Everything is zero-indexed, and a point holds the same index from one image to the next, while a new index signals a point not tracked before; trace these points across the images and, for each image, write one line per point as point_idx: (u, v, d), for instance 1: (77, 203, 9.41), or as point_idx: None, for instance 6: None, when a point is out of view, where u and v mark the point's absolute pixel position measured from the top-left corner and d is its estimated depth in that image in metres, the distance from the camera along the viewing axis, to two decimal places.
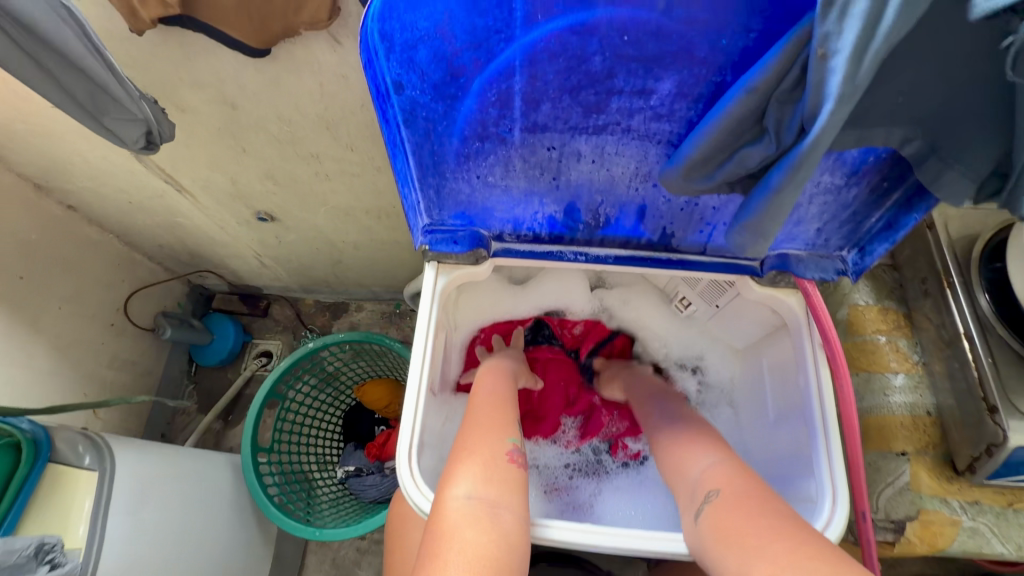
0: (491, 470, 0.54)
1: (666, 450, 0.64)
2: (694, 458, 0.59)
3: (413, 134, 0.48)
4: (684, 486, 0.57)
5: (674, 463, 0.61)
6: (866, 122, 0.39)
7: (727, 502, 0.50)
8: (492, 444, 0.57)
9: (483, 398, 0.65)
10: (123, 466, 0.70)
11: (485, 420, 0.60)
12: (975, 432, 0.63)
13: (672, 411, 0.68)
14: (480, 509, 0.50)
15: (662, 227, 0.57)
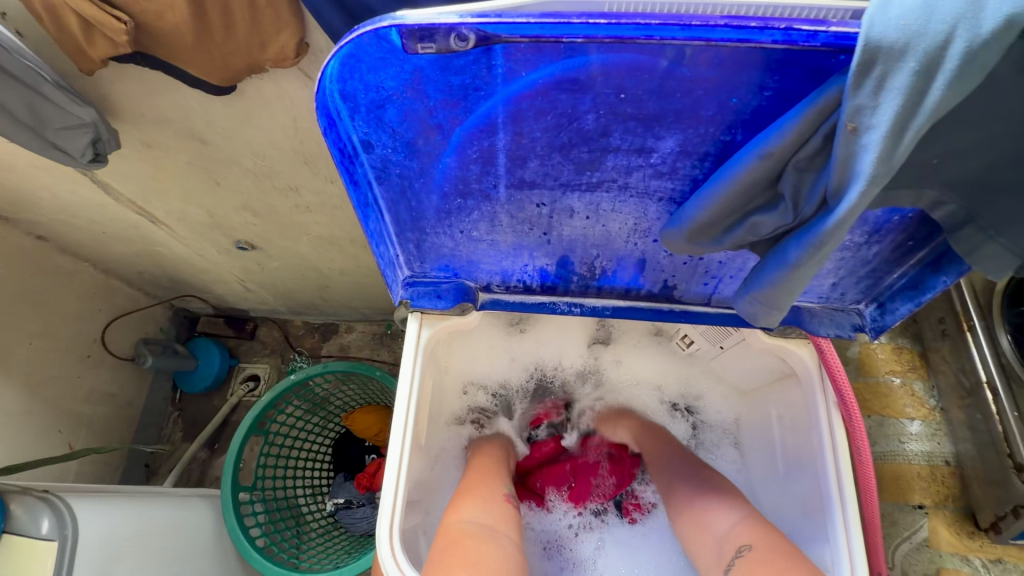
0: (491, 502, 0.56)
1: (683, 501, 0.62)
2: (715, 511, 0.57)
3: (387, 191, 0.44)
4: (709, 539, 0.56)
5: (695, 517, 0.59)
6: (895, 188, 0.35)
7: (752, 556, 0.49)
8: (491, 484, 0.60)
9: (483, 459, 0.67)
10: (90, 529, 0.65)
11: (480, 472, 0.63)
12: (1000, 491, 0.59)
13: (684, 459, 0.67)
14: (477, 536, 0.50)
15: (664, 279, 0.52)
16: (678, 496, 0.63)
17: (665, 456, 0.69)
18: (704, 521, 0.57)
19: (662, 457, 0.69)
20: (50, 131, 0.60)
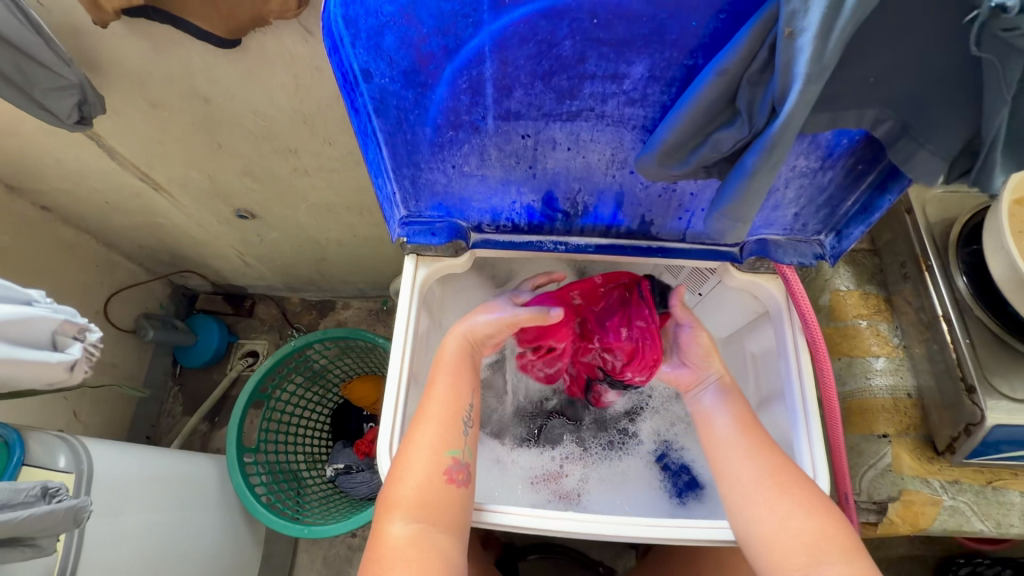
0: (425, 497, 0.52)
1: (767, 507, 0.53)
2: (817, 537, 0.50)
3: (385, 124, 0.47)
4: (792, 554, 0.50)
5: (779, 531, 0.51)
6: (838, 105, 0.39)
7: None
8: (432, 462, 0.54)
9: (440, 390, 0.58)
10: (102, 466, 0.70)
11: (433, 431, 0.55)
12: (954, 413, 0.64)
13: (766, 454, 0.56)
14: (421, 554, 0.50)
15: (641, 215, 0.57)
16: (769, 501, 0.53)
17: (746, 450, 0.57)
18: (807, 548, 0.49)
19: (744, 449, 0.58)
20: (39, 91, 0.64)
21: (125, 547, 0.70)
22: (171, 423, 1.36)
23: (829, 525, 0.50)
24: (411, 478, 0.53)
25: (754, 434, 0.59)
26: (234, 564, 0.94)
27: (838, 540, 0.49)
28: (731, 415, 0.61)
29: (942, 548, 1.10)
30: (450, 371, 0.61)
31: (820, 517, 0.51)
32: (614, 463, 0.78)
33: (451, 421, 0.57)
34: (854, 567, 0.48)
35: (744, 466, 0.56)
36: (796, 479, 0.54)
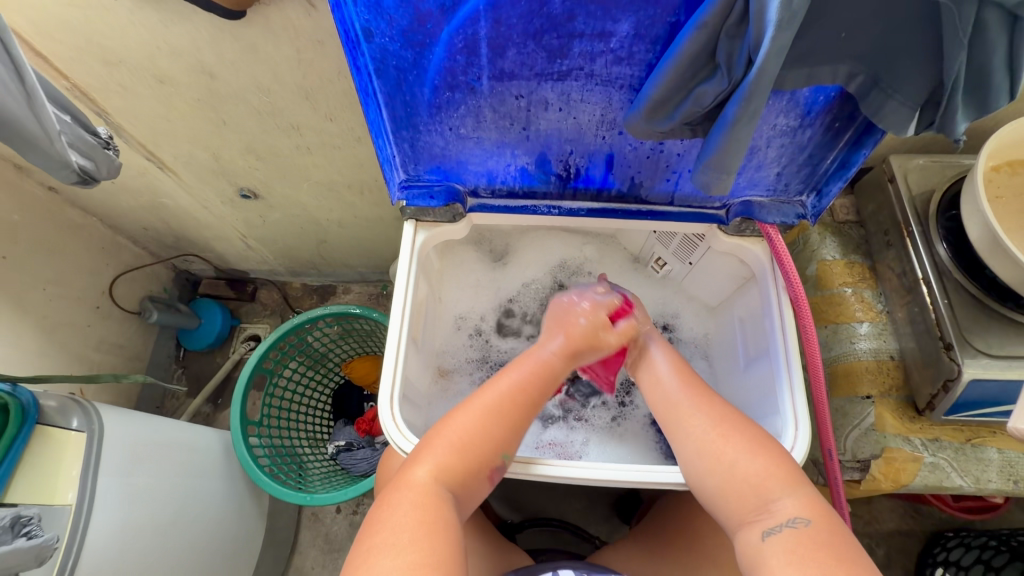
0: (456, 463, 0.54)
1: (716, 458, 0.55)
2: (763, 476, 0.52)
3: (385, 85, 0.50)
4: (749, 486, 0.52)
5: (728, 476, 0.53)
6: (812, 60, 0.41)
7: (806, 538, 0.47)
8: (473, 439, 0.56)
9: (506, 383, 0.60)
10: (112, 428, 0.72)
11: (488, 418, 0.57)
12: (934, 370, 0.66)
13: (712, 409, 0.58)
14: (433, 511, 0.51)
15: (630, 176, 0.61)
16: (714, 452, 0.55)
17: (690, 407, 0.59)
18: (755, 488, 0.52)
19: (686, 408, 0.59)
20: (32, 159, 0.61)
21: (137, 508, 0.72)
22: (174, 405, 1.38)
23: (771, 463, 0.53)
24: (452, 447, 0.55)
25: (693, 389, 0.61)
26: (240, 535, 0.96)
27: (781, 475, 0.52)
28: (671, 368, 0.64)
29: (930, 522, 1.12)
30: (530, 372, 0.61)
31: (764, 457, 0.53)
32: (612, 423, 0.81)
33: (514, 417, 0.58)
34: (800, 497, 0.50)
35: (693, 422, 0.58)
36: (738, 426, 0.56)
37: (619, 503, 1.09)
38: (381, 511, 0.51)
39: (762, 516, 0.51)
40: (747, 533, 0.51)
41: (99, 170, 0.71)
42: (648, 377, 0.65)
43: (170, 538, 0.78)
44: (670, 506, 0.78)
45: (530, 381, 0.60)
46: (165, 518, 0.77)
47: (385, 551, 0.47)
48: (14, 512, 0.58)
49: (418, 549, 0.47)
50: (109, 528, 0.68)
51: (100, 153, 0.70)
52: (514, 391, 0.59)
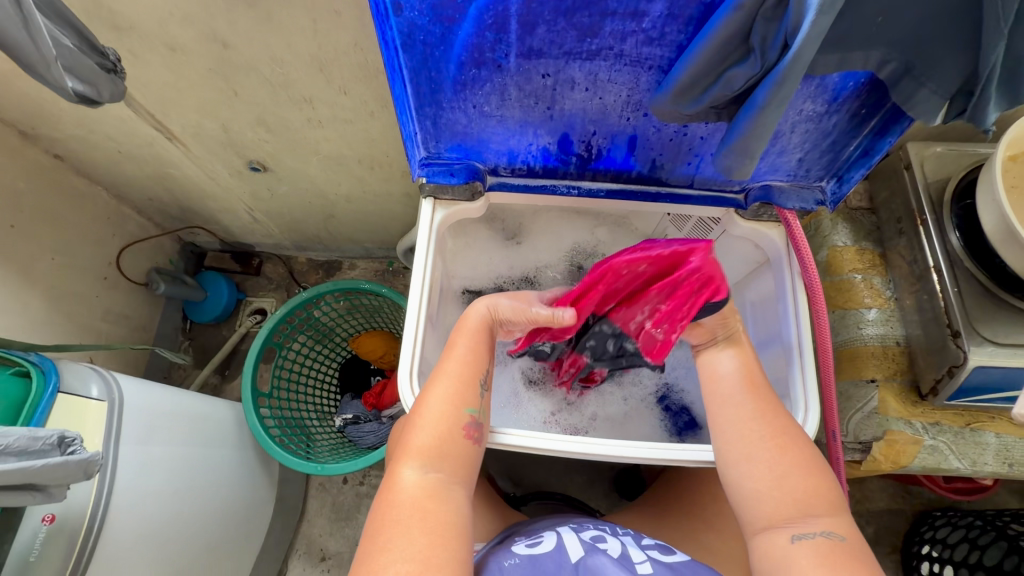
0: (441, 453, 0.52)
1: (764, 466, 0.53)
2: (809, 494, 0.50)
3: (411, 60, 0.49)
4: (787, 499, 0.50)
5: (772, 484, 0.52)
6: (845, 45, 0.41)
7: (841, 549, 0.47)
8: (447, 421, 0.54)
9: (462, 345, 0.59)
10: (130, 398, 0.73)
11: (456, 387, 0.56)
12: (939, 356, 0.68)
13: (772, 415, 0.55)
14: (428, 504, 0.48)
15: (652, 158, 0.61)
16: (767, 459, 0.53)
17: (751, 411, 0.56)
18: (796, 502, 0.50)
19: (742, 411, 0.56)
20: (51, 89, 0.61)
21: (157, 475, 0.74)
22: (181, 376, 1.39)
23: (819, 484, 0.51)
24: (431, 429, 0.53)
25: (760, 397, 0.57)
26: (251, 503, 0.98)
27: (827, 498, 0.50)
28: (738, 369, 0.60)
29: (919, 502, 1.16)
30: (471, 335, 0.60)
31: (815, 477, 0.51)
32: (622, 402, 0.83)
33: (470, 376, 0.57)
34: (839, 520, 0.49)
35: (749, 430, 0.55)
36: (795, 440, 0.54)
37: (619, 480, 1.12)
38: (378, 512, 0.48)
39: (793, 523, 0.49)
40: (775, 536, 0.50)
41: (101, 93, 0.68)
42: (721, 393, 0.59)
43: (187, 504, 0.80)
44: (674, 483, 0.81)
45: (473, 344, 0.60)
46: (183, 485, 0.79)
47: (381, 556, 0.44)
48: (58, 433, 0.59)
49: (416, 549, 0.44)
50: (131, 494, 0.69)
51: (104, 76, 0.67)
52: (469, 359, 0.58)
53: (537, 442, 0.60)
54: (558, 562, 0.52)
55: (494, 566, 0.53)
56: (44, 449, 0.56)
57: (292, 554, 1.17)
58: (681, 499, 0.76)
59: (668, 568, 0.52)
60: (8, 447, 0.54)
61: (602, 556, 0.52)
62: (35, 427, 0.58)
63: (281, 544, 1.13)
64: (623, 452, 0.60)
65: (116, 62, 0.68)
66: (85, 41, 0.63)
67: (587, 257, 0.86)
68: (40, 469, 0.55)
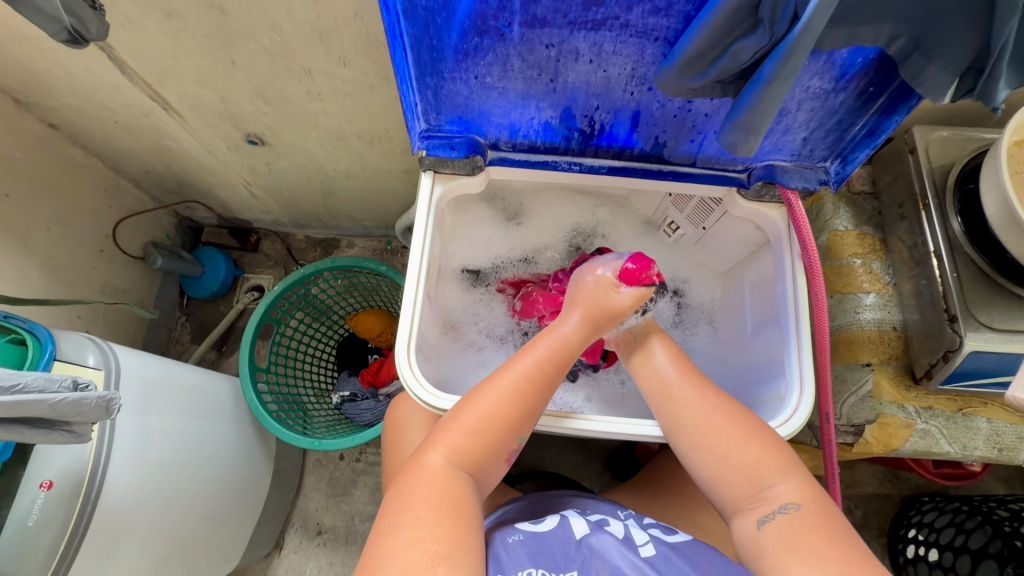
0: (474, 451, 0.53)
1: (710, 450, 0.55)
2: (757, 466, 0.52)
3: (412, 27, 0.48)
4: (745, 479, 0.53)
5: (721, 464, 0.54)
6: (854, 20, 0.40)
7: (800, 522, 0.49)
8: (493, 431, 0.54)
9: (534, 357, 0.58)
10: (126, 369, 0.72)
11: (513, 399, 0.55)
12: (935, 342, 0.68)
13: (705, 397, 0.57)
14: (449, 494, 0.49)
15: (655, 136, 0.60)
16: (708, 443, 0.55)
17: (689, 394, 0.58)
18: (749, 478, 0.52)
19: (678, 397, 0.58)
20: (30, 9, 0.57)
21: (154, 444, 0.74)
22: (179, 351, 1.39)
23: (766, 451, 0.53)
24: (469, 429, 0.53)
25: (693, 378, 0.60)
26: (249, 476, 0.99)
27: (776, 462, 0.52)
28: (669, 360, 0.62)
29: (908, 487, 1.18)
30: (552, 350, 0.59)
31: (756, 446, 0.53)
32: (618, 384, 0.84)
33: (534, 396, 0.56)
34: (796, 483, 0.51)
35: (686, 413, 0.57)
36: (732, 417, 0.56)
37: (612, 460, 1.14)
38: (401, 494, 0.49)
39: (757, 505, 0.52)
40: (744, 521, 0.52)
41: (88, 29, 0.64)
42: (654, 378, 0.61)
43: (185, 474, 0.81)
44: (668, 463, 0.82)
45: (548, 357, 0.58)
46: (180, 455, 0.80)
47: (411, 537, 0.45)
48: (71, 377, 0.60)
49: (431, 529, 0.46)
50: (128, 462, 0.70)
51: (89, 12, 0.62)
52: (534, 384, 0.56)
53: (535, 417, 0.60)
54: (562, 537, 0.53)
55: (497, 541, 0.53)
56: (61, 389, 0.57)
57: (288, 527, 1.19)
58: (674, 478, 0.77)
59: (668, 545, 0.54)
60: (28, 386, 0.54)
61: (608, 537, 0.53)
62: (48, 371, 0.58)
63: (278, 518, 1.14)
64: (619, 429, 0.61)
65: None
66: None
67: (587, 237, 0.85)
68: (59, 405, 0.56)
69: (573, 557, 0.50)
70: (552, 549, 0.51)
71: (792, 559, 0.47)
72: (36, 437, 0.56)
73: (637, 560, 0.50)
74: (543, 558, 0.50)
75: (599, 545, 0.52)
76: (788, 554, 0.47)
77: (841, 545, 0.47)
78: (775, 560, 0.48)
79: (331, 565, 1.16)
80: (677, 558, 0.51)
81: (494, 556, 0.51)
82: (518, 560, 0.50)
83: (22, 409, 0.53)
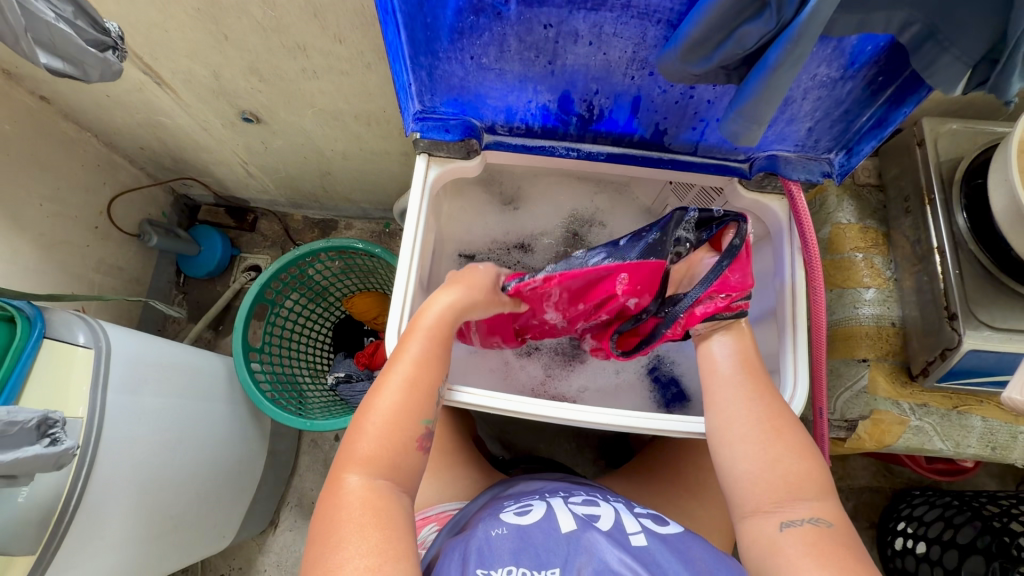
0: (386, 453, 0.51)
1: (761, 447, 0.54)
2: (799, 476, 0.52)
3: (405, 4, 0.46)
4: (777, 488, 0.52)
5: (766, 467, 0.53)
6: (865, 6, 0.38)
7: (829, 536, 0.48)
8: (394, 426, 0.52)
9: (416, 345, 0.57)
10: (118, 348, 0.72)
11: (407, 392, 0.54)
12: (934, 339, 0.68)
13: (771, 400, 0.56)
14: (377, 503, 0.48)
15: (656, 123, 0.59)
16: (761, 441, 0.54)
17: (745, 391, 0.58)
18: (789, 485, 0.52)
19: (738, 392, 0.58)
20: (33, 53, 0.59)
21: (145, 424, 0.74)
22: (176, 329, 1.39)
23: (811, 468, 0.53)
24: (377, 435, 0.52)
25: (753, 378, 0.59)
26: (243, 457, 1.00)
27: (817, 480, 0.52)
28: (734, 354, 0.61)
29: (900, 481, 1.18)
30: (427, 336, 0.58)
31: (804, 459, 0.53)
32: (612, 373, 0.83)
33: (428, 383, 0.55)
34: (826, 502, 0.51)
35: (746, 412, 0.56)
36: (786, 423, 0.55)
37: (606, 447, 1.14)
38: (324, 518, 0.48)
39: (784, 511, 0.51)
40: (762, 521, 0.51)
41: (88, 73, 0.66)
42: (718, 373, 0.60)
43: (178, 454, 0.81)
44: (659, 452, 0.82)
45: (427, 345, 0.57)
46: (173, 435, 0.80)
47: (342, 557, 0.44)
48: (41, 416, 0.58)
49: (371, 546, 0.45)
50: (119, 443, 0.70)
51: (94, 57, 0.64)
52: (421, 365, 0.56)
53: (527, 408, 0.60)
54: (546, 533, 0.53)
55: (479, 536, 0.53)
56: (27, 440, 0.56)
57: (283, 506, 1.20)
58: (665, 468, 0.77)
59: (661, 538, 0.53)
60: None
61: (594, 532, 0.52)
62: (16, 410, 0.56)
63: (273, 496, 1.15)
64: (612, 419, 0.60)
65: (115, 41, 0.65)
66: (84, 21, 0.61)
67: (585, 224, 0.84)
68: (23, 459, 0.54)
69: (556, 552, 0.50)
70: (534, 544, 0.51)
71: (813, 564, 0.46)
72: None
73: (625, 552, 0.49)
74: (525, 555, 0.50)
75: (584, 540, 0.51)
76: (806, 558, 0.47)
77: (866, 572, 0.47)
78: (793, 561, 0.47)
79: None
80: (667, 550, 0.51)
81: (477, 553, 0.50)
82: (499, 557, 0.49)
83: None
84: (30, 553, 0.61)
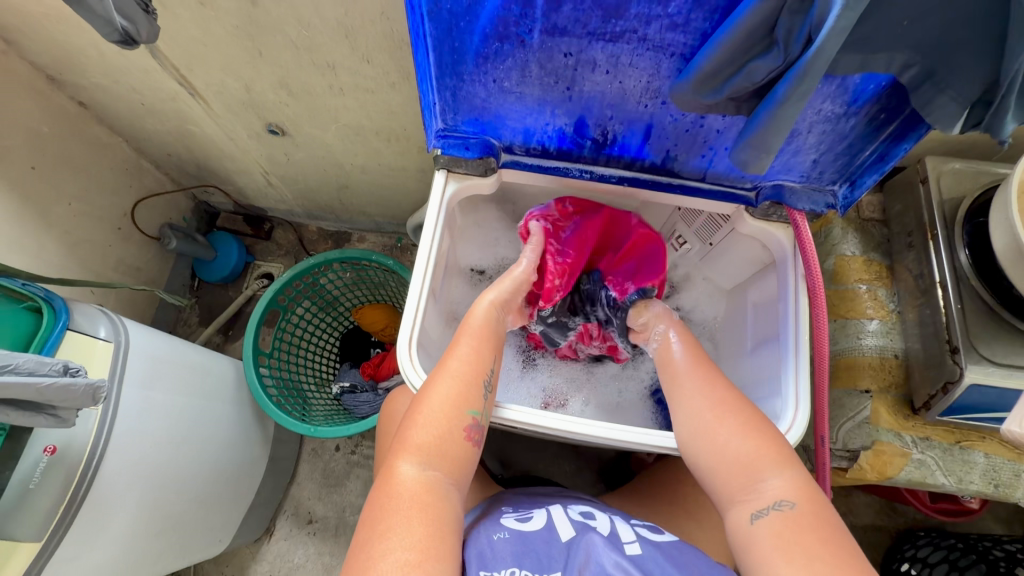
0: (440, 445, 0.53)
1: (710, 439, 0.56)
2: (753, 456, 0.53)
3: (435, 29, 0.49)
4: (740, 481, 0.52)
5: (719, 454, 0.54)
6: (869, 48, 0.41)
7: (795, 521, 0.47)
8: (445, 414, 0.55)
9: (464, 344, 0.61)
10: (136, 343, 0.74)
11: (459, 386, 0.57)
12: (936, 372, 0.68)
13: (722, 396, 0.59)
14: (427, 498, 0.49)
15: (667, 149, 0.62)
16: (707, 430, 0.56)
17: (711, 398, 0.59)
18: (746, 467, 0.52)
19: (688, 390, 0.61)
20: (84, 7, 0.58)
21: (155, 418, 0.76)
22: (186, 332, 1.42)
23: (764, 445, 0.53)
24: (430, 427, 0.54)
25: (707, 376, 0.62)
26: (245, 459, 1.00)
27: (772, 456, 0.52)
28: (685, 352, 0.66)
29: (903, 521, 1.16)
30: (476, 338, 0.62)
31: (756, 438, 0.54)
32: (615, 393, 0.84)
33: (475, 380, 0.58)
34: (790, 477, 0.50)
35: (703, 412, 0.58)
36: (736, 408, 0.57)
37: (608, 470, 1.14)
38: (375, 506, 0.49)
39: (751, 496, 0.51)
40: (737, 513, 0.51)
41: (140, 32, 0.65)
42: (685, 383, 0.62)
43: (183, 448, 0.82)
44: (660, 476, 0.82)
45: (477, 350, 0.61)
46: (178, 431, 0.81)
47: (385, 542, 0.45)
48: (63, 360, 0.60)
49: (416, 538, 0.45)
50: (125, 436, 0.71)
51: (142, 14, 0.64)
52: (471, 362, 0.59)
53: (591, 430, 0.61)
54: (544, 540, 0.53)
55: (481, 538, 0.53)
56: (50, 373, 0.58)
57: (280, 514, 1.20)
58: (666, 491, 0.78)
59: (655, 546, 0.53)
60: (17, 367, 0.55)
61: (593, 536, 0.53)
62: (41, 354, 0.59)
63: (270, 504, 1.15)
64: (628, 438, 0.61)
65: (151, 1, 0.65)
66: None
67: None
68: (47, 389, 0.56)
69: (557, 559, 0.50)
70: (536, 551, 0.51)
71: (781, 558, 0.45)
72: (19, 418, 0.56)
73: (621, 557, 0.49)
74: (525, 559, 0.50)
75: (582, 547, 0.51)
76: (777, 549, 0.46)
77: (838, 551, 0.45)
78: (762, 553, 0.47)
79: (319, 555, 1.16)
80: (663, 558, 0.51)
81: (478, 554, 0.51)
82: (501, 559, 0.50)
83: (7, 387, 0.53)
84: (35, 540, 0.62)
